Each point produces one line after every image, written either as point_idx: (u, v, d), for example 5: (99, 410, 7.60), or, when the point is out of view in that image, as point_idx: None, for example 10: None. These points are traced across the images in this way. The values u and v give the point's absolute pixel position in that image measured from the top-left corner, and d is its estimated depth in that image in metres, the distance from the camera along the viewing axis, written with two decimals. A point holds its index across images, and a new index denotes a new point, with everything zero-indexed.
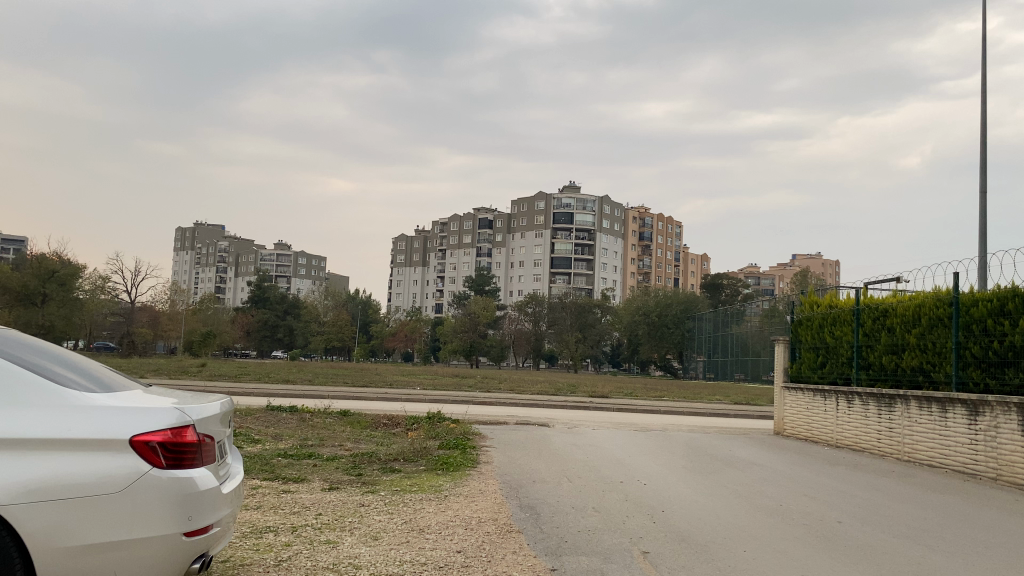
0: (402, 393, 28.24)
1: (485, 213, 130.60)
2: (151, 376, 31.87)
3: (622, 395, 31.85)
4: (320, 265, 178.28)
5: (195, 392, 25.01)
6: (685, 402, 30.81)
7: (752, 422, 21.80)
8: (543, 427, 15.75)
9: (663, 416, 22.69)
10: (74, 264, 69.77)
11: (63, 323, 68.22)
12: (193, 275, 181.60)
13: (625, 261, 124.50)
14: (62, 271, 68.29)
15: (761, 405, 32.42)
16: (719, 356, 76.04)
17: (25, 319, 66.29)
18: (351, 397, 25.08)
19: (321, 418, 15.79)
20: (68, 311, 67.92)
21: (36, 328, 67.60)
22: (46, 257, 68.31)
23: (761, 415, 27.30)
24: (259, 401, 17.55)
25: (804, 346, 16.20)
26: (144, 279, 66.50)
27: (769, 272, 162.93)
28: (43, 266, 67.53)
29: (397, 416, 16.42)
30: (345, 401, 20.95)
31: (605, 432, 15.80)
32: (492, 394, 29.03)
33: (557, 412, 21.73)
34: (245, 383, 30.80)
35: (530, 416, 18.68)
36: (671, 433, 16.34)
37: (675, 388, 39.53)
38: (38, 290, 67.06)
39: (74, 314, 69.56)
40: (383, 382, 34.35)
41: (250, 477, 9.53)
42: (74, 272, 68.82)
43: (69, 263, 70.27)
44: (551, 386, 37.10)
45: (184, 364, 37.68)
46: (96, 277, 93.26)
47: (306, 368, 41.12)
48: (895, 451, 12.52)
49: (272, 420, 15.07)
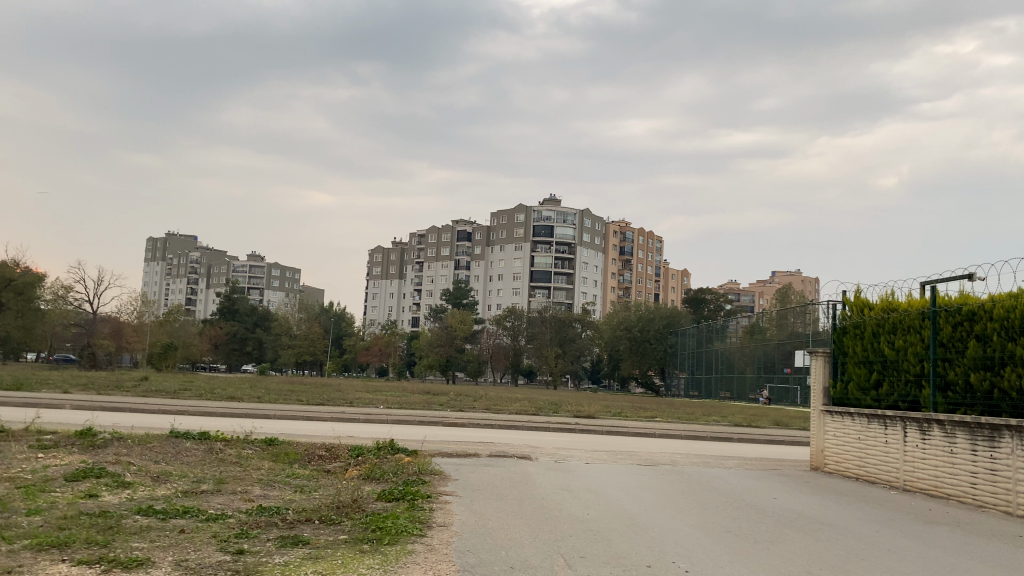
0: (363, 414, 24.68)
1: (463, 225, 127.16)
2: (77, 390, 28.07)
3: (610, 416, 28.58)
4: (294, 277, 173.54)
5: (114, 411, 21.25)
6: (680, 424, 27.61)
7: (772, 451, 18.56)
8: (524, 461, 12.42)
9: (662, 443, 19.30)
10: (35, 273, 65.38)
11: (20, 333, 64.11)
12: (164, 286, 176.21)
13: (605, 276, 121.57)
14: (20, 278, 63.64)
15: (764, 427, 29.14)
16: (702, 373, 72.77)
17: None
18: (299, 420, 21.46)
19: (237, 448, 12.23)
20: (26, 322, 63.75)
21: None
22: (4, 264, 63.72)
23: (769, 440, 24.11)
24: (167, 425, 13.89)
25: (851, 360, 12.94)
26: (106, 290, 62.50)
27: (749, 290, 161.14)
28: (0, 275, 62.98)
29: (338, 447, 12.95)
30: (284, 425, 17.38)
31: (599, 467, 12.52)
32: (464, 415, 25.41)
33: (538, 438, 18.26)
34: (186, 400, 27.07)
35: (506, 445, 15.20)
36: (687, 469, 12.94)
37: (665, 407, 36.25)
38: None
39: (32, 325, 65.33)
40: (342, 400, 30.71)
41: (54, 560, 5.87)
42: (33, 280, 64.38)
43: (29, 271, 65.88)
44: (531, 404, 33.69)
45: (125, 376, 33.62)
46: (57, 286, 88.61)
47: (262, 383, 37.38)
48: (1001, 503, 9.24)
49: (170, 452, 11.54)
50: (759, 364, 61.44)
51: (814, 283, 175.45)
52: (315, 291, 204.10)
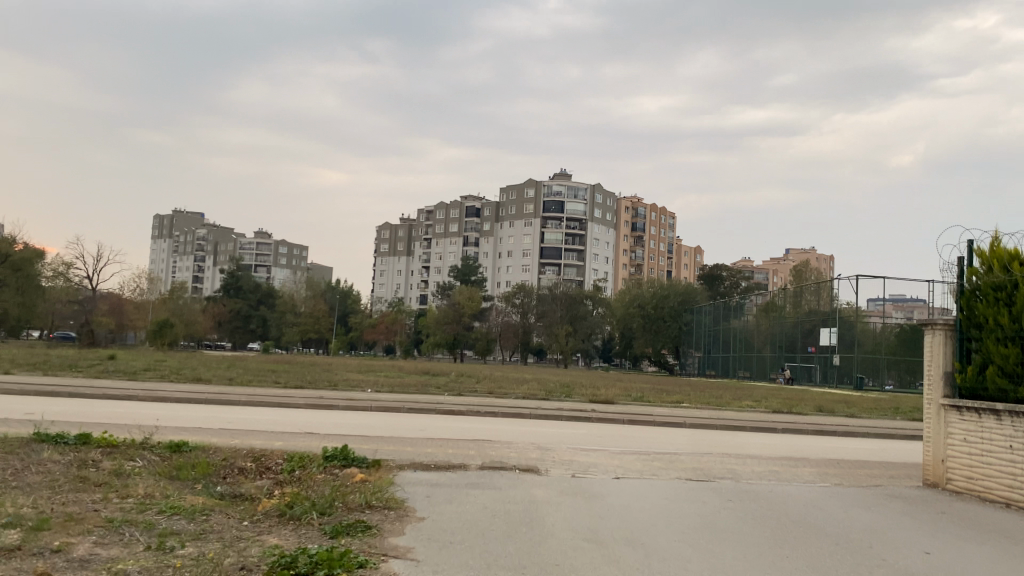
0: (344, 400, 20.93)
1: (472, 201, 123.23)
2: (23, 370, 24.52)
3: (631, 401, 24.93)
4: (300, 254, 170.23)
5: (38, 398, 17.62)
6: (712, 411, 23.92)
7: (843, 453, 14.72)
8: (527, 478, 8.75)
9: (702, 440, 15.60)
10: (32, 248, 66.88)
11: (18, 309, 65.77)
12: (169, 264, 173.37)
13: (618, 252, 117.61)
14: (17, 255, 65.36)
15: (807, 414, 25.35)
16: (719, 352, 68.97)
17: None
18: (258, 408, 17.83)
19: (121, 460, 8.55)
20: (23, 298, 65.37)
21: None
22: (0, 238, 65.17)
23: (820, 431, 20.43)
24: (41, 425, 10.19)
25: (990, 335, 9.15)
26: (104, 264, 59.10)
27: (764, 267, 157.12)
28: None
29: (270, 456, 9.33)
30: (222, 421, 13.73)
31: (636, 487, 8.84)
32: (459, 401, 21.73)
33: (547, 434, 14.45)
34: (142, 382, 23.46)
35: (503, 447, 11.49)
36: (761, 489, 9.25)
37: (690, 390, 32.44)
38: None
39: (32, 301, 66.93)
40: (325, 381, 27.15)
41: None
42: (29, 257, 65.80)
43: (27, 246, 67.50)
44: (540, 386, 29.88)
45: (88, 355, 29.99)
46: (56, 263, 85.61)
47: (243, 362, 33.87)
48: None
49: (11, 468, 7.86)
50: (778, 343, 57.62)
51: (829, 261, 171.57)
52: (321, 268, 201.20)
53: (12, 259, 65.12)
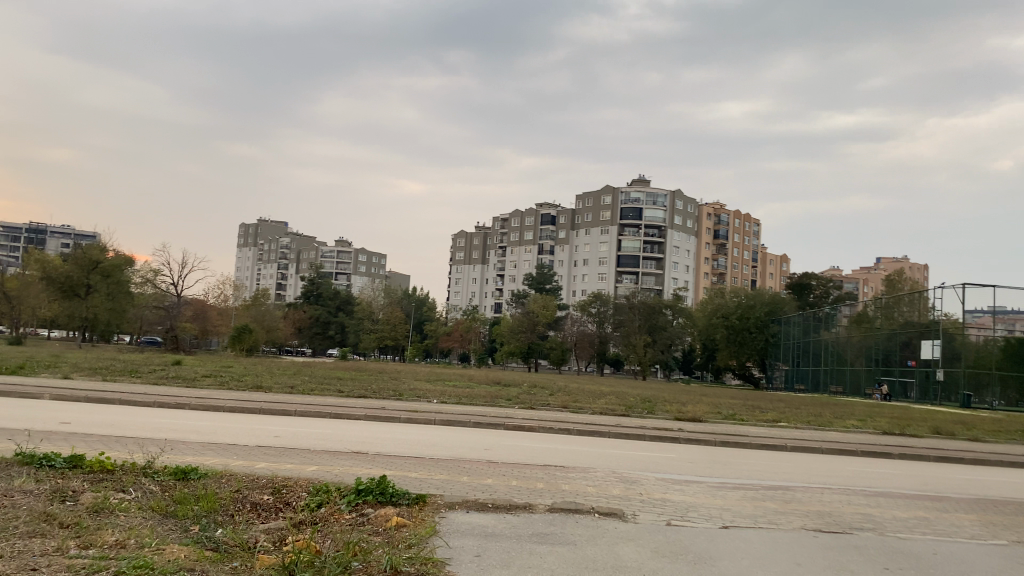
0: (407, 412, 19.30)
1: (548, 208, 121.41)
2: (85, 374, 23.82)
3: (721, 419, 22.61)
4: (379, 262, 171.44)
5: (85, 405, 16.60)
6: (813, 431, 21.35)
7: (995, 489, 12.10)
8: (611, 528, 6.75)
9: (813, 468, 13.26)
10: (120, 255, 67.90)
11: (107, 315, 66.52)
12: (254, 272, 177.28)
13: (698, 261, 113.91)
14: (107, 261, 66.53)
15: (923, 437, 22.45)
16: (808, 366, 64.95)
17: (69, 310, 64.68)
18: (310, 419, 16.37)
19: (106, 490, 6.92)
20: (112, 304, 66.25)
21: (79, 319, 65.74)
22: (91, 246, 66.41)
23: (947, 458, 17.68)
24: (37, 442, 8.76)
25: None
26: (190, 272, 59.81)
27: (854, 277, 150.37)
28: (87, 257, 65.69)
29: (295, 487, 7.64)
30: (263, 436, 12.18)
31: (755, 544, 6.70)
32: (532, 414, 19.86)
33: (632, 458, 12.42)
34: (202, 389, 22.40)
35: (582, 477, 9.50)
36: (918, 548, 6.98)
37: (783, 407, 29.71)
38: (82, 282, 65.37)
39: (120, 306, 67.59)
40: (390, 391, 25.70)
41: None
42: (119, 263, 66.92)
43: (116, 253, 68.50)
44: (618, 399, 27.62)
45: (154, 361, 29.26)
46: (145, 268, 87.51)
47: (310, 369, 32.72)
48: None
49: None
50: (873, 356, 53.65)
51: (923, 270, 163.95)
52: (400, 276, 202.63)
53: (103, 267, 66.22)
